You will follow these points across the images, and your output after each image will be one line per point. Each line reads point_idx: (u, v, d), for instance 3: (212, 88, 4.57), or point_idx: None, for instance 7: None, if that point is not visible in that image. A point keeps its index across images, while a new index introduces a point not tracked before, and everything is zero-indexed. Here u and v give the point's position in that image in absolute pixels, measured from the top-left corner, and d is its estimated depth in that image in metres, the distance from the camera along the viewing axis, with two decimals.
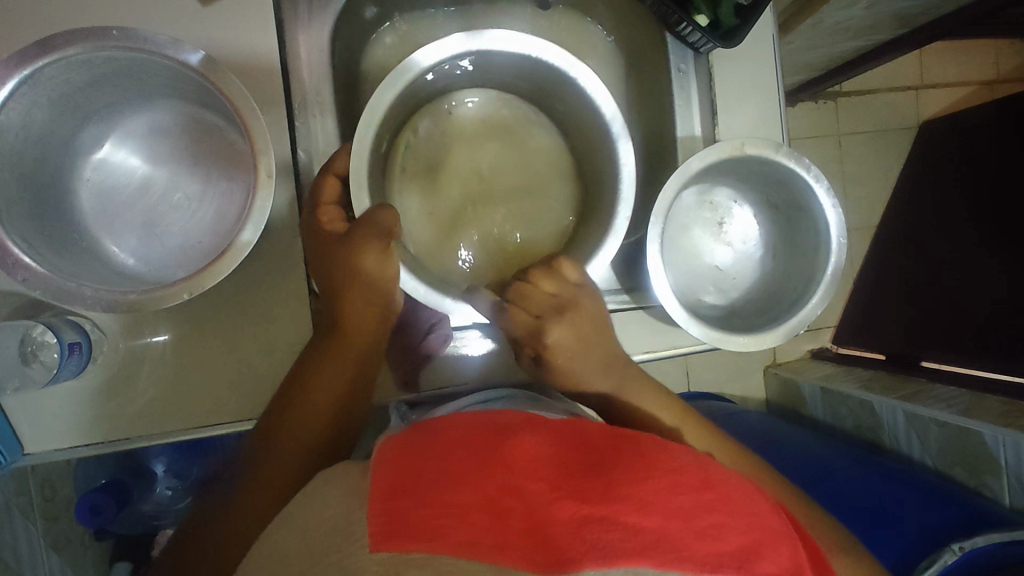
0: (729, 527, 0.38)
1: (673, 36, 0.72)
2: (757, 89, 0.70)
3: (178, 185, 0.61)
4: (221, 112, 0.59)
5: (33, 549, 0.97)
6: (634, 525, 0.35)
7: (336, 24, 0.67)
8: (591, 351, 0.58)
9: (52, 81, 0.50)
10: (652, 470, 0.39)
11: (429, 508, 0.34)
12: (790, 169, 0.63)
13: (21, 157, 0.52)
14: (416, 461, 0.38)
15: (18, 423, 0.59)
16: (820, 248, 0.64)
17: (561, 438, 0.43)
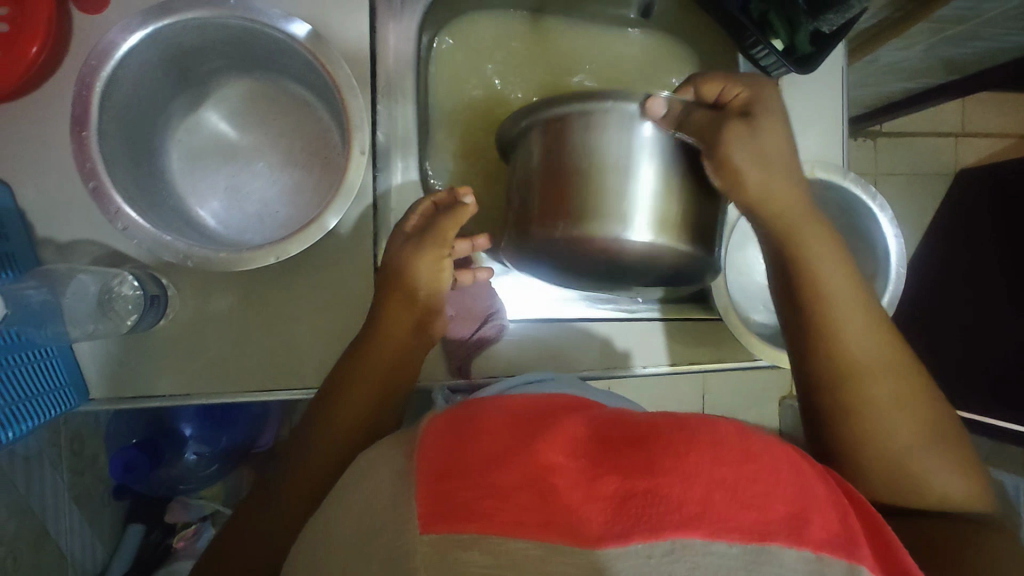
0: (775, 495, 0.35)
1: (746, 58, 0.74)
2: (821, 118, 0.72)
3: (265, 154, 0.63)
4: (313, 88, 0.61)
5: (59, 500, 0.97)
6: (676, 498, 0.33)
7: (422, 16, 0.69)
8: (778, 152, 0.54)
9: (167, 40, 0.53)
10: (690, 441, 0.37)
11: (474, 493, 0.32)
12: (855, 196, 0.65)
13: (129, 111, 0.54)
14: (456, 442, 0.36)
15: (87, 368, 0.60)
16: (877, 275, 0.65)
17: (601, 421, 0.41)
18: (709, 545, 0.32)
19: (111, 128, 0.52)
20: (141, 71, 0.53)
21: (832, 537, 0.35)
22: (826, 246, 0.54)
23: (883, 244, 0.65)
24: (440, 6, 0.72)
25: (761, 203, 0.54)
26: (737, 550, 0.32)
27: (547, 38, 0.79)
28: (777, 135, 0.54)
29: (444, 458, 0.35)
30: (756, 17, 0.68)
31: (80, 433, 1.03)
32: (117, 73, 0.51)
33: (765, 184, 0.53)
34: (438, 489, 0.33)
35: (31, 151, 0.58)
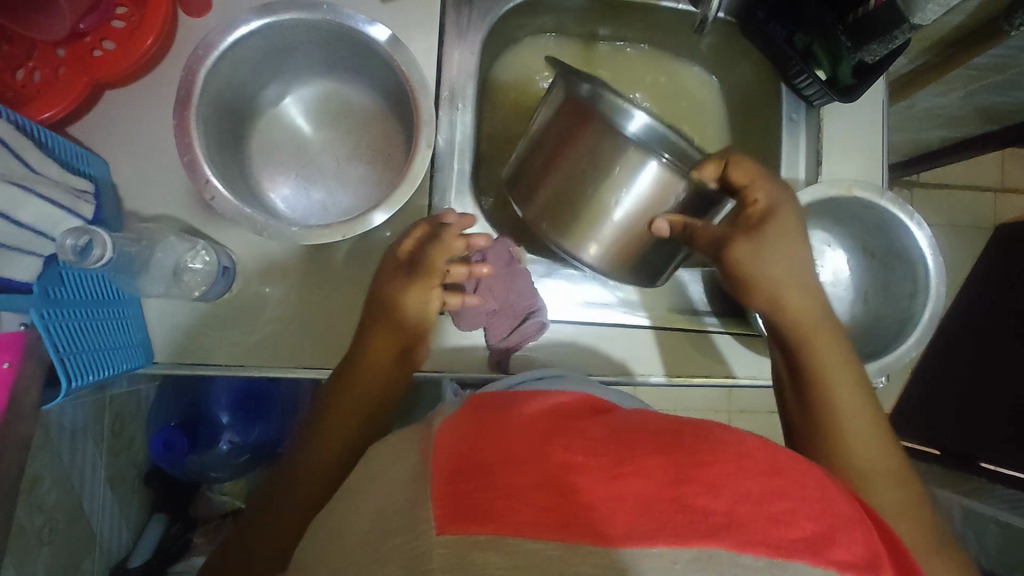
0: (801, 513, 0.34)
1: (788, 87, 0.76)
2: (860, 150, 0.75)
3: (336, 150, 0.68)
4: (383, 91, 0.66)
5: (95, 478, 0.95)
6: (701, 509, 0.32)
7: (487, 34, 0.74)
8: (779, 257, 0.56)
9: (263, 38, 0.59)
10: (717, 451, 0.36)
11: (492, 492, 0.32)
12: (892, 214, 0.67)
13: (223, 99, 0.60)
14: (473, 438, 0.36)
15: (154, 333, 0.63)
16: (919, 292, 0.66)
17: (627, 424, 0.40)
18: (734, 558, 0.31)
19: (206, 111, 0.57)
20: (239, 62, 0.59)
21: (858, 561, 0.33)
22: (835, 349, 0.58)
23: (921, 261, 0.66)
24: (501, 30, 0.78)
25: (768, 304, 0.58)
26: (763, 564, 0.31)
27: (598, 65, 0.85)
28: (785, 251, 0.56)
29: (458, 456, 0.35)
30: (800, 48, 0.72)
31: (121, 414, 1.02)
32: (219, 63, 0.57)
33: (785, 274, 0.57)
34: (454, 489, 0.32)
35: (134, 132, 0.64)
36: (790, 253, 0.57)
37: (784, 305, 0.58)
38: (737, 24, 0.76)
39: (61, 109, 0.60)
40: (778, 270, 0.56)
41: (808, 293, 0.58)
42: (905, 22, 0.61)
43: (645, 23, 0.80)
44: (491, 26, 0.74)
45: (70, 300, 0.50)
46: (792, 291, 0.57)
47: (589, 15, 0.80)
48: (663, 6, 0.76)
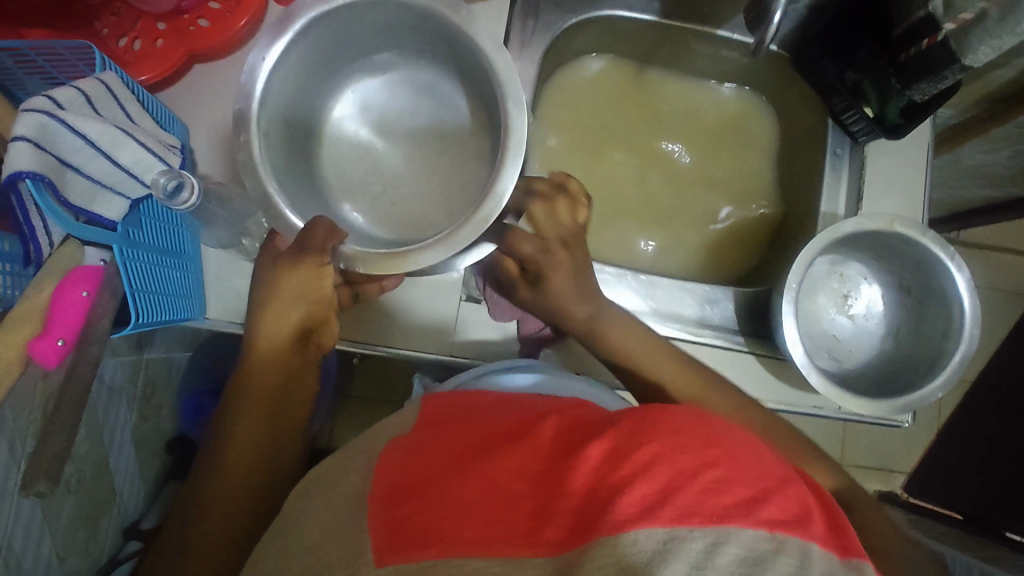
0: (733, 480, 0.35)
1: (835, 123, 0.78)
2: (900, 189, 0.77)
3: (405, 158, 0.70)
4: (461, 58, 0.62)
5: (123, 437, 0.94)
6: (635, 491, 0.34)
7: (550, 44, 0.77)
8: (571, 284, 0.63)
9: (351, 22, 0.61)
10: (652, 433, 0.38)
11: (431, 512, 0.35)
12: (931, 252, 0.66)
13: (315, 69, 0.63)
14: (418, 461, 0.40)
15: (207, 291, 0.66)
16: (951, 333, 0.66)
17: (571, 425, 0.43)
18: (672, 531, 0.31)
19: (292, 73, 0.60)
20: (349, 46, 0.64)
21: (791, 518, 0.34)
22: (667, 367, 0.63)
23: (957, 303, 0.66)
24: (560, 46, 0.81)
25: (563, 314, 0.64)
26: (698, 534, 0.31)
27: (653, 77, 0.88)
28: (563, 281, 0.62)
29: (398, 483, 0.38)
30: (850, 84, 0.74)
31: (153, 380, 1.01)
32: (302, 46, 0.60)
33: (571, 297, 0.63)
34: (394, 517, 0.35)
35: (215, 104, 0.69)
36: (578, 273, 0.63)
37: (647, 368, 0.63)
38: (789, 59, 0.80)
39: (156, 75, 0.66)
40: (563, 295, 0.63)
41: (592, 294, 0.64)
42: (956, 63, 0.61)
43: (700, 49, 0.83)
44: (554, 38, 0.77)
45: (142, 240, 0.54)
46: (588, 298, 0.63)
47: (646, 39, 0.83)
48: (719, 34, 0.79)
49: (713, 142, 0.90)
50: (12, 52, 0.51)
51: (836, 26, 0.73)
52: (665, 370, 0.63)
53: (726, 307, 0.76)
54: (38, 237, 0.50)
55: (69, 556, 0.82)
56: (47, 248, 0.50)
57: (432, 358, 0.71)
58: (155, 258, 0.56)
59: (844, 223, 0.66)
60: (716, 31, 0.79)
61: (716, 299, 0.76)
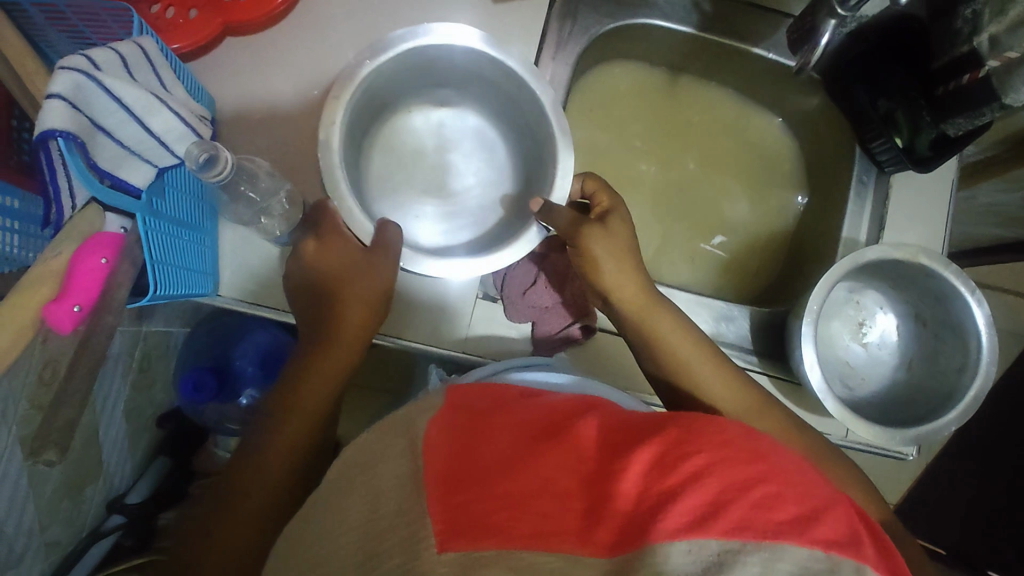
0: (786, 497, 0.36)
1: (863, 151, 0.78)
2: (924, 221, 0.76)
3: (442, 176, 0.70)
4: (526, 110, 0.63)
5: (115, 408, 0.91)
6: (691, 500, 0.34)
7: (586, 46, 0.76)
8: (616, 248, 0.58)
9: (443, 55, 0.61)
10: (702, 442, 0.38)
11: (487, 503, 0.34)
12: (954, 288, 0.66)
13: (377, 93, 0.63)
14: (465, 445, 0.39)
15: (221, 267, 0.65)
16: (967, 369, 0.66)
17: (616, 422, 0.43)
18: (726, 545, 0.32)
19: (370, 90, 0.60)
20: (409, 76, 0.64)
21: (844, 539, 0.34)
22: (719, 379, 0.59)
23: (975, 340, 0.65)
24: (595, 50, 0.80)
25: (613, 293, 0.59)
26: (752, 549, 0.32)
27: (685, 90, 0.88)
28: (615, 249, 0.58)
29: (451, 467, 0.37)
30: (882, 113, 0.73)
31: (149, 353, 0.98)
32: (384, 67, 0.59)
33: (615, 273, 0.59)
34: (451, 502, 0.34)
35: (245, 78, 0.68)
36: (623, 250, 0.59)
37: (681, 371, 0.59)
38: (823, 84, 0.80)
39: (188, 43, 0.65)
40: (606, 273, 0.59)
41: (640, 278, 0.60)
42: (996, 100, 0.59)
43: (735, 65, 0.82)
44: (590, 41, 0.76)
45: (166, 211, 0.53)
46: (637, 281, 0.59)
47: (680, 50, 0.82)
48: (754, 52, 0.78)
49: (737, 161, 0.90)
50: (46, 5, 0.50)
51: (870, 54, 0.74)
52: (698, 376, 0.59)
53: (742, 325, 0.76)
54: (61, 199, 0.48)
55: (52, 525, 0.79)
56: (67, 211, 0.48)
57: (447, 354, 0.70)
58: (177, 230, 0.55)
59: (870, 250, 0.66)
60: (752, 49, 0.78)
61: (731, 316, 0.76)
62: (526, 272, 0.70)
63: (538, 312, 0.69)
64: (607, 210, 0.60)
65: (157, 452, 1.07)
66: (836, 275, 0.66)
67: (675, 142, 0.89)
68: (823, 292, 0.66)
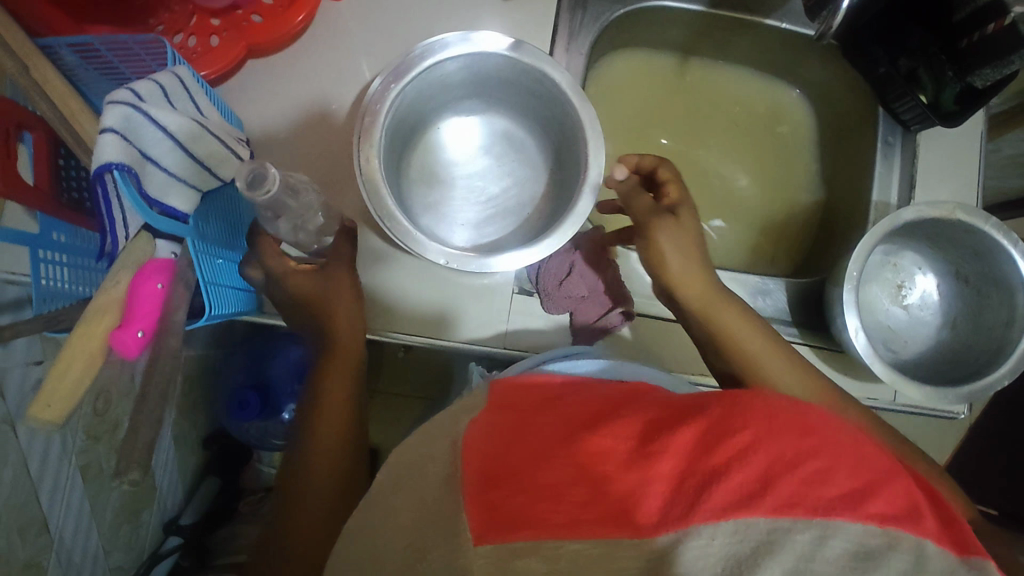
0: (836, 472, 0.36)
1: (886, 112, 0.77)
2: (956, 176, 0.75)
3: (476, 180, 0.71)
4: (552, 104, 0.63)
5: (164, 433, 0.93)
6: (734, 478, 0.34)
7: (598, 34, 0.76)
8: (687, 241, 0.60)
9: (468, 63, 0.61)
10: (746, 419, 0.39)
11: (525, 496, 0.35)
12: (996, 242, 0.65)
13: (410, 108, 0.64)
14: (505, 437, 0.40)
15: None
16: (1014, 322, 0.65)
17: (657, 407, 0.44)
18: (774, 522, 0.32)
19: (402, 104, 0.61)
20: (438, 90, 0.64)
21: (899, 513, 0.34)
22: (780, 366, 0.59)
23: (1022, 291, 0.64)
24: (606, 38, 0.80)
25: (678, 288, 0.60)
26: (802, 524, 0.32)
27: (697, 70, 0.89)
28: (687, 246, 0.60)
29: (489, 461, 0.38)
30: (904, 72, 0.73)
31: (191, 379, 0.98)
32: (414, 82, 0.60)
33: (685, 266, 0.60)
34: (489, 497, 0.35)
35: (270, 100, 0.70)
36: (695, 246, 0.61)
37: (732, 348, 0.60)
38: (840, 48, 0.78)
39: (217, 69, 0.66)
40: (676, 267, 0.60)
41: (704, 273, 0.61)
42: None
43: (748, 38, 0.82)
44: (602, 29, 0.76)
45: (208, 233, 0.56)
46: (705, 276, 0.61)
47: (691, 28, 0.82)
48: (768, 24, 0.78)
49: (756, 137, 0.90)
50: (82, 46, 0.52)
51: (887, 14, 0.73)
52: (758, 360, 0.59)
53: (779, 298, 0.76)
54: (115, 228, 0.47)
55: (114, 550, 0.82)
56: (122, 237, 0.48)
57: (490, 351, 0.71)
58: (219, 252, 0.58)
59: (905, 211, 0.65)
60: (765, 20, 0.77)
61: (767, 290, 0.76)
62: (560, 264, 0.70)
63: (575, 305, 0.69)
64: (678, 202, 0.61)
65: (206, 474, 1.08)
66: (875, 241, 0.65)
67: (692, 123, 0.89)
68: (861, 260, 0.65)
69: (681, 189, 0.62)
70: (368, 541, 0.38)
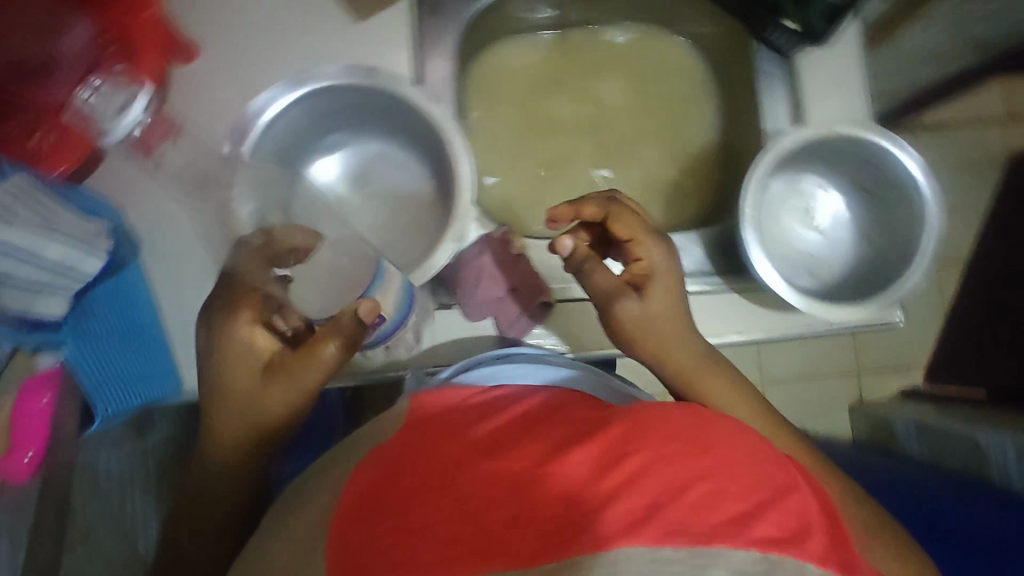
0: (726, 494, 0.34)
1: (760, 43, 0.77)
2: (842, 91, 0.75)
3: (367, 209, 0.70)
4: (413, 117, 0.64)
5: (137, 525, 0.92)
6: (609, 509, 0.33)
7: (460, 35, 0.75)
8: (662, 317, 0.57)
9: (322, 96, 0.62)
10: (641, 441, 0.37)
11: (392, 535, 0.33)
12: (881, 147, 0.66)
13: (278, 154, 0.64)
14: (392, 465, 0.38)
15: None
16: (915, 222, 0.66)
17: (561, 423, 0.42)
18: (651, 552, 0.32)
19: (266, 151, 0.61)
20: (302, 131, 0.65)
21: (787, 535, 0.33)
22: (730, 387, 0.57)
23: (915, 189, 0.66)
24: (471, 35, 0.79)
25: (658, 360, 0.58)
26: (678, 555, 0.31)
27: (574, 43, 0.88)
28: (664, 318, 0.58)
29: (367, 496, 0.36)
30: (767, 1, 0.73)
31: None
32: (271, 127, 0.61)
33: (661, 340, 0.57)
34: (355, 541, 0.33)
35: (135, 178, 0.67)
36: (673, 317, 0.58)
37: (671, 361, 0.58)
38: None
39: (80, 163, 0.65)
40: (651, 340, 0.57)
41: (684, 335, 0.58)
42: None
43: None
44: (463, 28, 0.75)
45: None
46: (683, 344, 0.58)
47: None
48: None
49: (647, 92, 0.89)
50: None
51: None
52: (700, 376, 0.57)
53: (696, 252, 0.75)
54: None
55: None
56: None
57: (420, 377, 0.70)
58: None
59: (785, 138, 0.65)
60: None
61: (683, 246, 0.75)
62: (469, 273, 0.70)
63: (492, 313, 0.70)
64: (650, 272, 0.59)
65: None
66: (764, 171, 0.65)
67: (582, 92, 0.88)
68: (755, 196, 0.65)
69: (658, 252, 0.59)
70: (264, 552, 0.38)
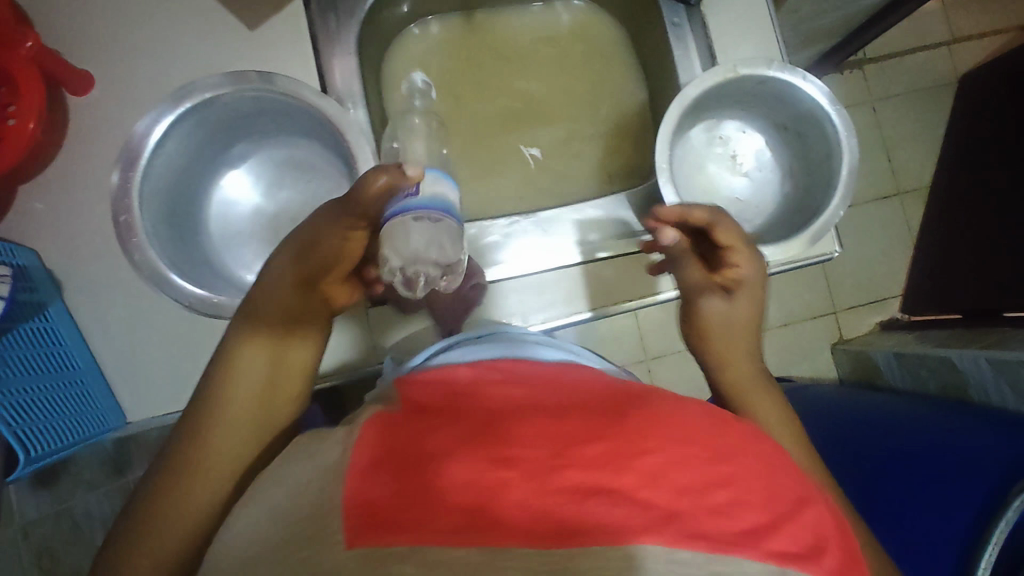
0: (749, 505, 0.30)
1: None
2: (750, 31, 0.74)
3: (279, 215, 0.72)
4: (306, 117, 0.66)
5: None
6: (641, 499, 0.29)
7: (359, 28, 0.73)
8: (736, 321, 0.60)
9: (211, 109, 0.63)
10: (668, 429, 0.33)
11: (416, 494, 0.28)
12: (785, 81, 0.65)
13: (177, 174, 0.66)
14: (410, 421, 0.33)
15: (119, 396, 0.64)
16: (833, 152, 0.66)
17: (580, 393, 0.37)
18: (673, 553, 0.28)
19: (163, 170, 0.63)
20: (200, 148, 0.67)
21: (804, 552, 0.30)
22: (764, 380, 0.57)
23: (827, 119, 0.65)
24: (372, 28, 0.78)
25: (726, 369, 0.58)
26: (700, 560, 0.28)
27: (482, 23, 0.87)
28: (739, 328, 0.60)
29: (388, 448, 0.30)
30: None
31: None
32: (164, 148, 0.62)
33: (734, 347, 0.59)
34: (372, 498, 0.28)
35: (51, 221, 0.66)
36: (746, 327, 0.60)
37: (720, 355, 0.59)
38: None
39: None
40: (717, 339, 0.60)
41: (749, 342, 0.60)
42: None
43: None
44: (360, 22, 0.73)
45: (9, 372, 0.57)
46: (751, 354, 0.59)
47: None
48: None
49: (563, 62, 0.88)
50: None
51: None
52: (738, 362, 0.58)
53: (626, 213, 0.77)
54: None
55: None
56: None
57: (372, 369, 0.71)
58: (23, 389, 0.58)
59: (689, 87, 0.64)
60: None
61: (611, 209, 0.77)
62: None
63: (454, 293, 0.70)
64: (737, 280, 0.60)
65: None
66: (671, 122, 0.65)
67: (495, 72, 0.88)
68: (666, 148, 0.65)
69: (752, 265, 0.60)
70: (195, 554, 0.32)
